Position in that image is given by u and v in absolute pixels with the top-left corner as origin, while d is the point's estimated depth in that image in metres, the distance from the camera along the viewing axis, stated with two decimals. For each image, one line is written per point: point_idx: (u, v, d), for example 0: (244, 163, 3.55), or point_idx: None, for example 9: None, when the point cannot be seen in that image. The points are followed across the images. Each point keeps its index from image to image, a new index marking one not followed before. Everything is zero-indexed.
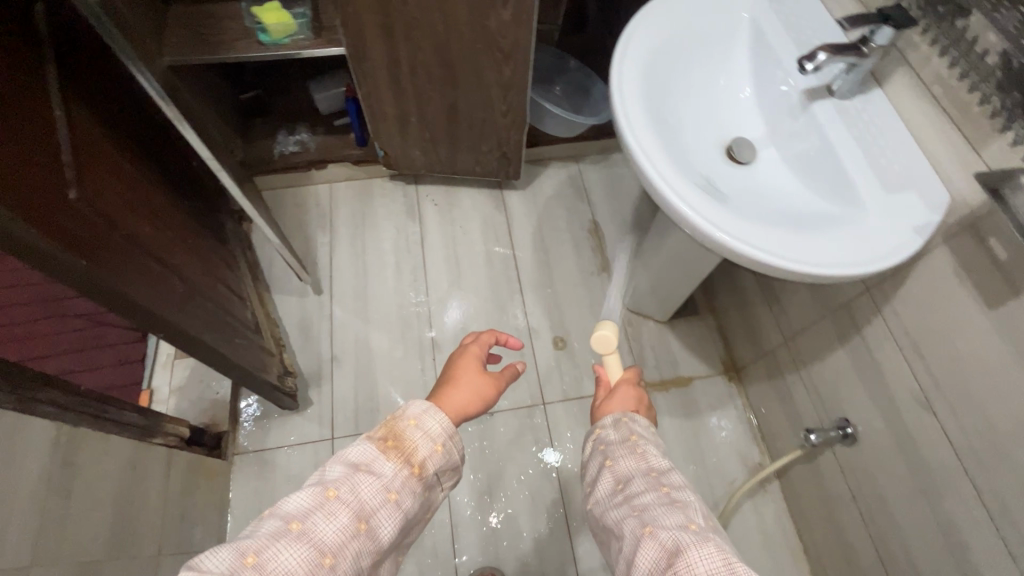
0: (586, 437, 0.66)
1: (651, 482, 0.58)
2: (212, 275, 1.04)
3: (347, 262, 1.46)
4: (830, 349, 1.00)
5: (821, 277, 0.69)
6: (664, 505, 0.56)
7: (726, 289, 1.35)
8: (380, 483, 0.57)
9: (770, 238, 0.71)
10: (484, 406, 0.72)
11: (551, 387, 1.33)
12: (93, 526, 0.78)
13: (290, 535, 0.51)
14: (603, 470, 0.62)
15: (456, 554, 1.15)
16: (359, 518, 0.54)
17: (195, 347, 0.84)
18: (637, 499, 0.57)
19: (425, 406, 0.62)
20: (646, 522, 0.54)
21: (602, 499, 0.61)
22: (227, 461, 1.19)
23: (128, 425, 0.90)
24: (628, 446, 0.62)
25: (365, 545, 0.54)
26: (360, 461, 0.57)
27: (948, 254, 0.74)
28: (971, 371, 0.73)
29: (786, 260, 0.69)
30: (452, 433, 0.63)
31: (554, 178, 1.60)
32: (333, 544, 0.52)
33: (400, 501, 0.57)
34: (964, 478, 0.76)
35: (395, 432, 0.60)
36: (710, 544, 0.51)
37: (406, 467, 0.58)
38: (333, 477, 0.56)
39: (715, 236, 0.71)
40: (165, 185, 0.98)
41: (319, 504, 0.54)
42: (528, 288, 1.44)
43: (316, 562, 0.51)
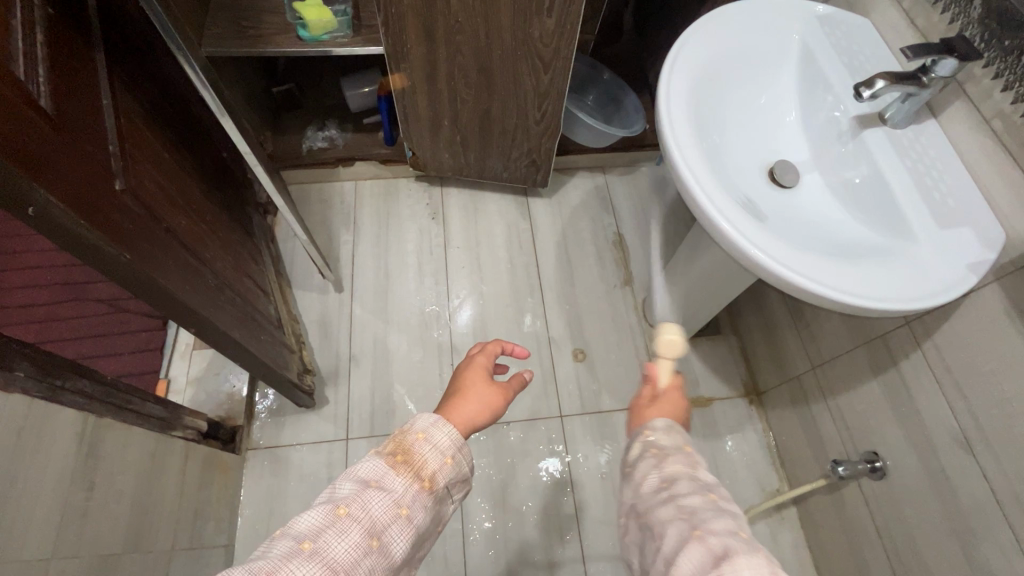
0: (634, 438, 0.63)
1: (700, 488, 0.55)
2: (240, 268, 1.03)
3: (369, 262, 1.45)
4: (862, 380, 0.98)
5: (871, 310, 0.67)
6: (713, 511, 0.52)
7: (752, 310, 1.33)
8: (391, 498, 0.56)
9: (818, 266, 0.70)
10: (491, 418, 0.70)
11: (570, 399, 1.31)
12: (111, 517, 0.77)
13: (302, 554, 0.50)
14: (652, 467, 0.59)
15: (467, 563, 1.14)
16: (371, 535, 0.53)
17: (223, 341, 0.84)
18: (685, 500, 0.54)
19: (432, 420, 0.61)
20: (695, 524, 0.51)
21: (645, 496, 0.58)
22: (240, 456, 1.18)
23: (149, 416, 0.90)
24: (682, 453, 0.59)
25: (379, 563, 0.53)
26: (370, 476, 0.56)
27: (999, 292, 0.72)
28: (1018, 414, 0.71)
29: (836, 291, 0.67)
30: (462, 444, 0.62)
31: (580, 187, 1.59)
32: (346, 561, 0.51)
33: (412, 516, 0.56)
34: (1004, 525, 0.73)
35: (403, 447, 0.59)
36: (762, 558, 0.47)
37: (416, 481, 0.57)
38: (343, 494, 0.55)
39: (762, 260, 0.69)
40: (201, 177, 0.97)
41: (330, 522, 0.52)
42: (550, 297, 1.43)
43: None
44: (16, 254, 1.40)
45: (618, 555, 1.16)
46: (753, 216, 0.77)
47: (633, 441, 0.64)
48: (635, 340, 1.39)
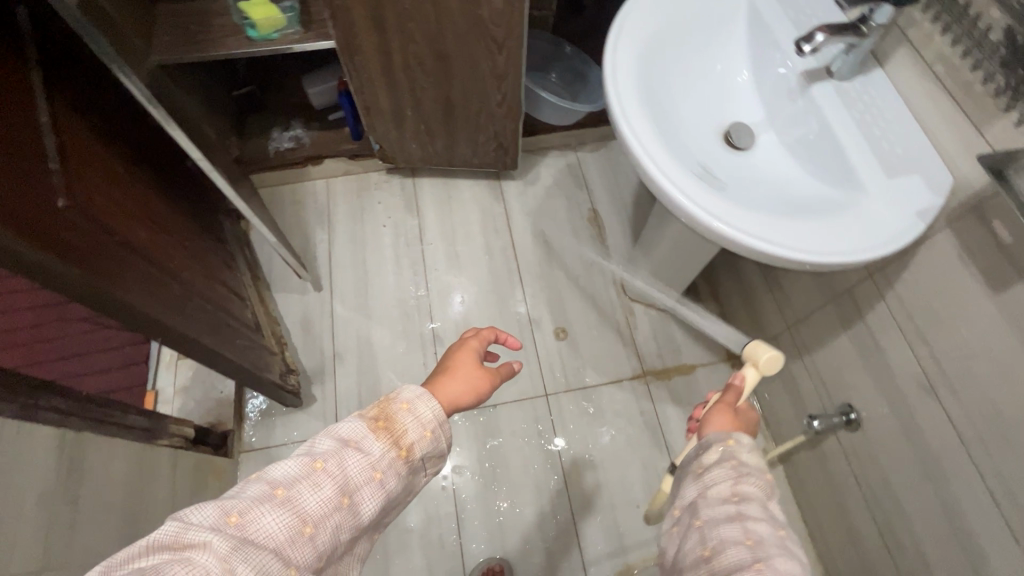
0: (716, 445, 0.59)
1: (770, 518, 0.54)
2: (210, 275, 1.03)
3: (346, 259, 1.45)
4: (833, 335, 0.99)
5: (818, 265, 0.68)
6: (779, 548, 0.52)
7: (729, 275, 1.34)
8: (367, 461, 0.57)
9: (767, 225, 0.70)
10: (475, 400, 0.71)
11: (554, 377, 1.32)
12: (101, 527, 0.78)
13: (275, 500, 0.52)
14: (728, 478, 0.57)
15: (463, 545, 1.16)
16: (343, 492, 0.55)
17: (194, 349, 0.85)
18: (753, 526, 0.53)
19: (419, 391, 0.62)
20: (760, 556, 0.51)
21: (710, 501, 0.56)
22: (233, 458, 1.20)
23: (133, 427, 0.92)
24: (762, 476, 0.58)
25: (346, 520, 0.55)
26: (350, 436, 0.57)
27: (951, 237, 0.72)
28: (976, 357, 0.72)
29: (782, 248, 0.68)
30: (443, 420, 0.62)
31: (552, 167, 1.59)
32: (315, 514, 0.53)
33: (385, 481, 0.57)
34: (970, 464, 0.75)
35: (387, 413, 0.60)
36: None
37: (393, 449, 0.58)
38: (322, 449, 0.56)
39: (710, 223, 0.70)
40: (160, 187, 0.97)
41: (306, 474, 0.54)
42: (528, 279, 1.44)
43: (296, 531, 0.52)
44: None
45: (610, 523, 1.19)
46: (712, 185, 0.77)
47: (708, 443, 0.61)
48: (616, 314, 1.39)
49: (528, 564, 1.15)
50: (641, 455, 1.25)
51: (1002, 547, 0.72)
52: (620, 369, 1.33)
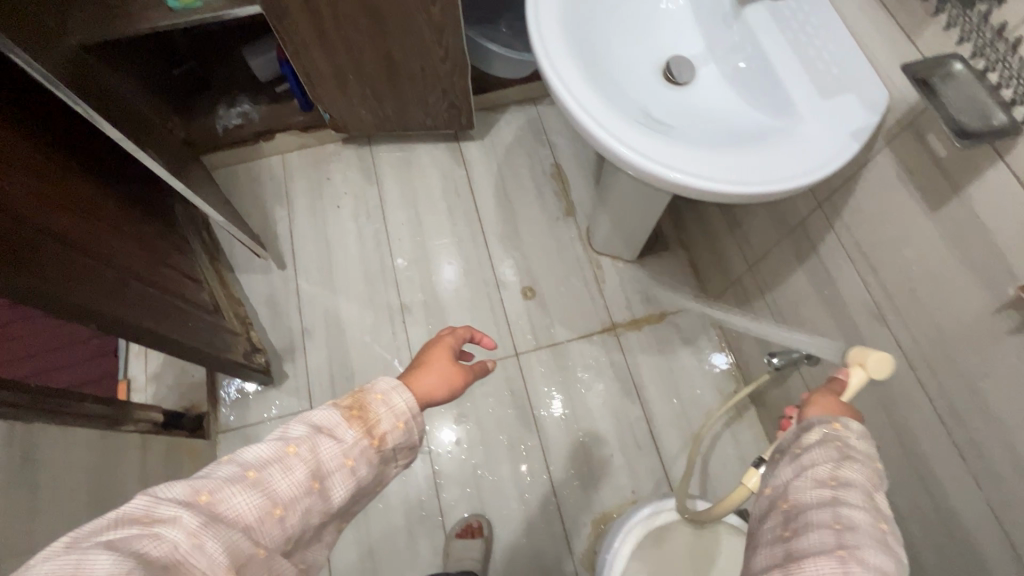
0: (818, 423, 0.57)
1: (870, 508, 0.51)
2: (156, 260, 1.02)
3: (308, 234, 1.43)
4: (790, 270, 0.97)
5: (749, 196, 0.66)
6: (873, 539, 0.48)
7: (694, 220, 1.32)
8: (339, 447, 0.54)
9: (697, 160, 0.68)
10: (446, 395, 0.68)
11: (524, 336, 1.32)
12: (66, 516, 0.79)
13: (245, 481, 0.49)
14: (829, 459, 0.54)
15: (442, 506, 1.18)
16: (314, 476, 0.52)
17: (135, 333, 0.84)
18: (847, 512, 0.50)
19: (394, 382, 0.59)
20: (845, 544, 0.48)
21: (804, 483, 0.54)
22: (210, 440, 1.21)
23: (92, 416, 0.91)
24: (867, 465, 0.54)
25: (315, 505, 0.52)
26: (323, 423, 0.54)
27: (891, 157, 0.69)
28: (918, 279, 0.70)
29: (711, 182, 0.66)
30: (417, 412, 0.60)
31: (512, 124, 1.54)
32: (286, 496, 0.50)
33: (356, 469, 0.54)
34: (918, 387, 0.74)
35: (361, 401, 0.57)
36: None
37: (365, 437, 0.55)
38: (295, 434, 0.53)
39: (636, 162, 0.68)
40: (92, 173, 0.95)
41: (277, 458, 0.51)
42: (493, 241, 1.42)
43: (266, 512, 0.49)
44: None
45: (585, 473, 1.21)
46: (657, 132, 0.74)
47: (809, 422, 0.59)
48: (583, 270, 1.38)
49: (507, 519, 1.17)
50: (614, 406, 1.26)
51: (951, 466, 0.72)
52: (588, 323, 1.33)
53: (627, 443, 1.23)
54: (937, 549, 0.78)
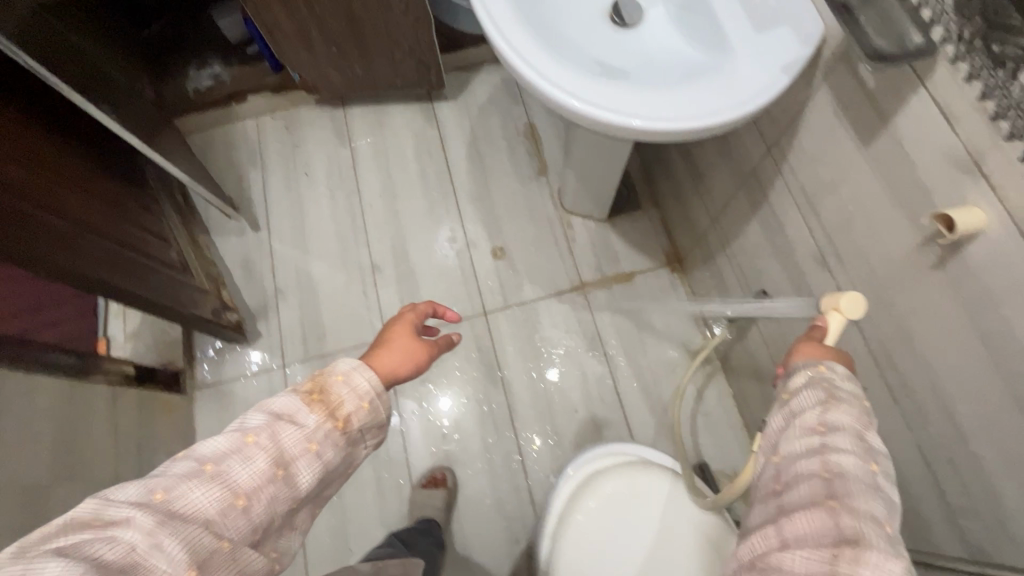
0: (804, 368, 0.55)
1: (861, 451, 0.48)
2: (116, 215, 1.03)
3: (281, 197, 1.44)
4: (746, 221, 0.96)
5: (683, 132, 0.64)
6: (863, 485, 0.46)
7: (664, 177, 1.30)
8: (301, 432, 0.50)
9: (632, 98, 0.66)
10: (415, 369, 0.63)
11: (493, 296, 1.33)
12: (34, 456, 0.83)
13: (202, 476, 0.44)
14: (816, 403, 0.52)
15: (410, 459, 1.21)
16: (277, 464, 0.47)
17: (85, 283, 0.86)
18: (836, 460, 0.48)
19: (354, 361, 0.55)
20: (835, 493, 0.45)
21: (792, 434, 0.52)
22: (187, 395, 1.25)
23: (56, 364, 0.95)
24: (856, 405, 0.51)
25: (282, 493, 0.47)
26: (283, 410, 0.50)
27: (828, 92, 0.67)
28: (854, 219, 0.68)
29: (645, 119, 0.64)
30: (382, 391, 0.56)
31: (486, 83, 1.52)
32: (248, 486, 0.46)
33: (322, 453, 0.50)
34: (856, 331, 0.73)
35: (320, 385, 0.53)
36: (892, 557, 0.42)
37: (328, 420, 0.51)
38: (252, 423, 0.49)
39: (569, 102, 0.66)
40: (53, 128, 0.95)
41: (235, 449, 0.47)
42: (465, 201, 1.41)
43: (227, 504, 0.44)
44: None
45: (550, 428, 1.23)
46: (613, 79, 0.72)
47: (794, 370, 0.56)
48: (553, 229, 1.38)
49: (472, 472, 1.20)
50: (581, 363, 1.27)
51: (885, 409, 0.72)
52: (557, 282, 1.33)
53: (593, 399, 1.25)
54: None
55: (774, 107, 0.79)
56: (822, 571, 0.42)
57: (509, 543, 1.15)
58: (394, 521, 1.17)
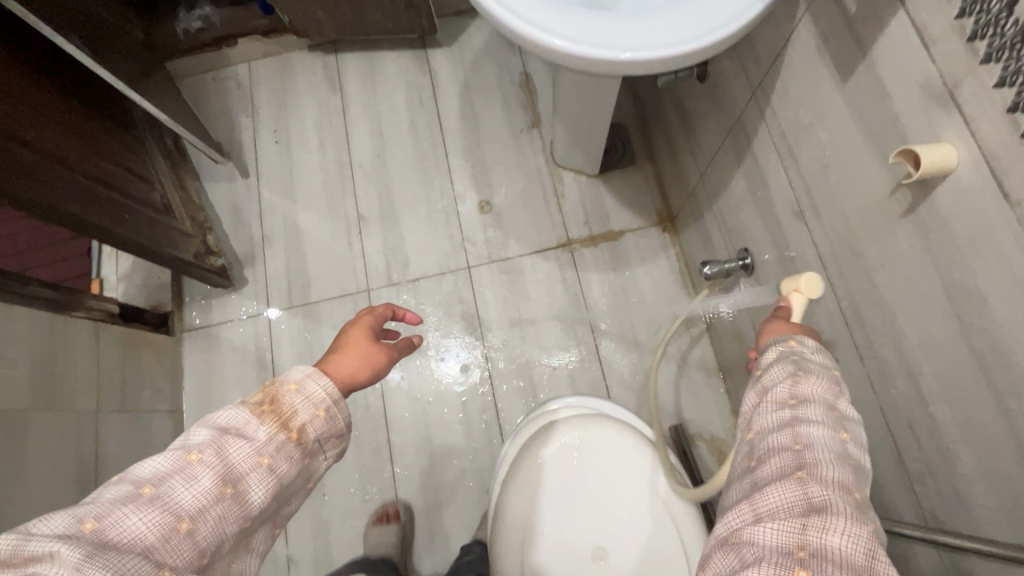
0: (775, 343, 0.53)
1: (831, 421, 0.45)
2: (96, 154, 1.03)
3: (271, 144, 1.43)
4: (732, 174, 0.91)
5: (653, 63, 0.60)
6: (833, 454, 0.43)
7: (659, 132, 1.24)
8: (251, 447, 0.48)
9: (601, 29, 0.62)
10: (372, 376, 0.61)
11: (477, 251, 1.31)
12: (11, 382, 0.87)
13: (140, 499, 0.42)
14: (785, 376, 0.49)
15: (387, 409, 1.22)
16: (224, 482, 0.45)
17: (52, 216, 0.88)
18: (807, 432, 0.44)
19: (306, 369, 0.53)
20: (803, 463, 0.42)
21: (763, 409, 0.48)
22: (175, 337, 1.29)
23: (37, 297, 0.98)
24: (826, 375, 0.48)
25: (230, 512, 0.45)
26: (230, 424, 0.48)
27: (810, 23, 0.61)
28: (831, 166, 0.63)
29: (613, 50, 0.60)
30: (340, 399, 0.54)
31: (483, 30, 1.46)
32: (192, 507, 0.44)
33: (274, 467, 0.48)
34: (827, 288, 0.69)
35: (272, 395, 0.51)
36: (864, 524, 0.38)
37: (281, 433, 0.50)
38: (196, 440, 0.46)
39: (534, 32, 0.62)
40: (41, 64, 0.95)
41: (178, 468, 0.44)
42: (454, 153, 1.38)
43: (169, 528, 0.42)
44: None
45: (527, 385, 1.22)
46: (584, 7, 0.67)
47: (767, 348, 0.55)
48: (543, 184, 1.34)
49: (448, 424, 1.21)
50: (562, 321, 1.25)
51: (850, 370, 0.68)
52: (544, 238, 1.30)
53: (572, 358, 1.23)
54: None
55: (760, 44, 0.73)
56: (791, 541, 0.38)
57: (481, 493, 1.16)
58: (369, 467, 1.19)
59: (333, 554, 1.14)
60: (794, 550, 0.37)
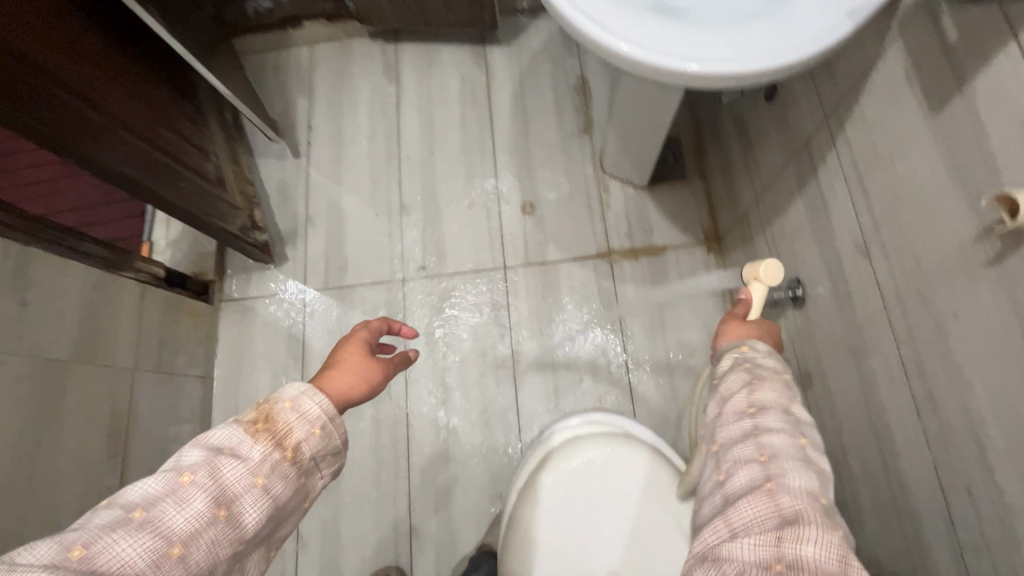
0: (727, 350, 0.54)
1: (790, 426, 0.47)
2: (157, 120, 1.05)
3: (324, 126, 1.45)
4: (791, 200, 0.87)
5: (728, 78, 0.57)
6: (796, 460, 0.45)
7: (714, 148, 1.20)
8: (245, 466, 0.47)
9: (675, 38, 0.59)
10: (368, 392, 0.60)
11: (515, 252, 1.29)
12: (57, 332, 0.90)
13: (130, 524, 0.41)
14: (741, 387, 0.50)
15: (409, 400, 1.22)
16: (218, 504, 0.45)
17: (107, 174, 0.92)
18: (770, 441, 0.46)
19: (301, 387, 0.52)
20: (771, 475, 0.44)
21: (726, 420, 0.49)
22: (214, 306, 1.32)
23: (88, 254, 1.00)
24: (778, 380, 0.50)
25: (223, 535, 0.45)
26: (223, 443, 0.48)
27: (903, 49, 0.57)
28: (906, 202, 0.59)
29: (688, 61, 0.57)
30: (335, 416, 0.53)
31: (543, 30, 1.45)
32: (184, 532, 0.43)
33: (269, 486, 0.48)
34: (887, 331, 0.65)
35: (266, 413, 0.50)
36: (833, 528, 0.41)
37: (276, 450, 0.49)
38: (189, 461, 0.46)
39: (606, 40, 0.59)
40: (116, 31, 0.98)
41: (170, 491, 0.44)
42: (502, 152, 1.37)
43: (160, 554, 0.41)
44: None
45: (551, 392, 1.20)
46: (657, 14, 0.65)
47: (721, 353, 0.56)
48: (588, 191, 1.31)
49: (466, 422, 1.20)
50: (593, 332, 1.22)
51: (905, 420, 0.64)
52: (584, 247, 1.28)
53: (600, 370, 1.20)
54: (877, 507, 0.72)
55: (839, 67, 0.69)
56: (767, 556, 0.40)
57: (494, 496, 1.15)
58: (385, 457, 1.20)
59: (341, 538, 1.15)
60: (771, 563, 0.40)
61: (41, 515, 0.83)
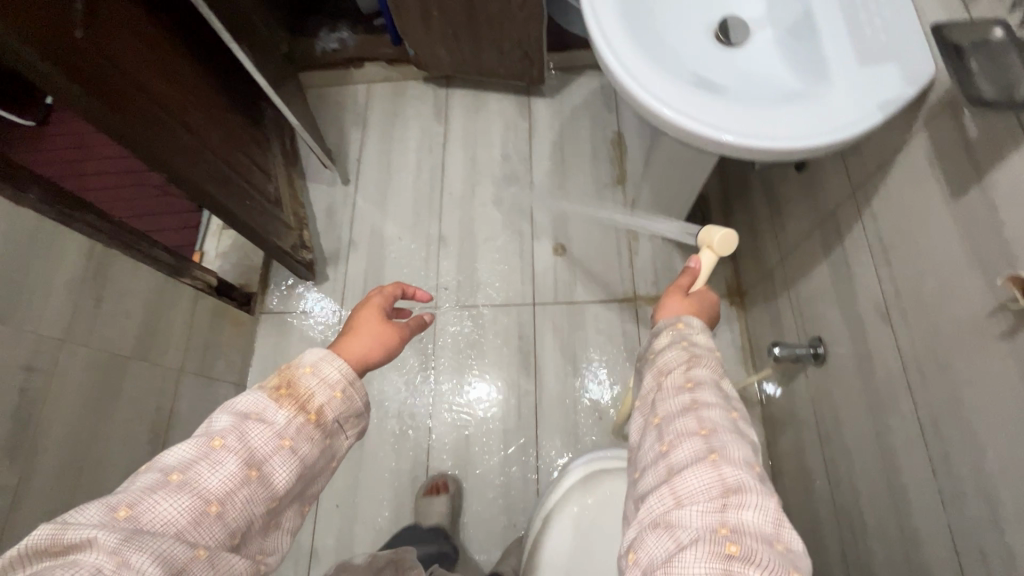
0: (665, 328, 0.54)
1: (725, 402, 0.48)
2: (232, 142, 1.15)
3: (374, 158, 1.55)
4: (815, 264, 0.92)
5: (765, 150, 0.64)
6: (731, 431, 0.45)
7: (741, 208, 1.27)
8: (271, 430, 0.50)
9: (718, 111, 0.67)
10: (385, 356, 0.63)
11: (544, 289, 1.35)
12: (121, 328, 0.97)
13: (170, 486, 0.45)
14: (681, 363, 0.50)
15: (431, 423, 1.26)
16: (250, 465, 0.48)
17: (201, 194, 1.00)
18: (709, 415, 0.46)
19: (322, 353, 0.55)
20: (714, 447, 0.44)
21: (665, 394, 0.49)
22: (254, 316, 1.39)
23: (159, 260, 1.09)
24: (712, 358, 0.51)
25: (257, 492, 0.48)
26: (249, 409, 0.51)
27: (927, 139, 0.64)
28: (927, 275, 0.65)
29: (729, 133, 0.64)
30: (355, 379, 0.56)
31: (585, 87, 1.56)
32: (220, 491, 0.47)
33: (296, 448, 0.51)
34: (906, 393, 0.69)
35: (288, 379, 0.53)
36: (770, 495, 0.42)
37: (300, 414, 0.52)
38: (219, 426, 0.49)
39: (657, 107, 0.67)
40: (204, 65, 1.09)
41: (203, 455, 0.47)
42: (538, 195, 1.45)
43: (200, 512, 0.45)
44: (61, 123, 1.63)
45: (569, 427, 1.23)
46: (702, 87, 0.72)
47: (659, 330, 0.56)
48: (618, 238, 1.39)
49: (485, 450, 1.23)
50: (615, 373, 1.27)
51: (920, 479, 0.67)
52: (610, 290, 1.34)
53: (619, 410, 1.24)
54: (892, 565, 0.74)
55: (867, 148, 0.76)
56: (713, 520, 0.40)
57: (507, 527, 1.17)
58: (404, 478, 1.23)
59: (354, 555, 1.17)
60: (716, 527, 0.40)
61: (85, 499, 0.87)
